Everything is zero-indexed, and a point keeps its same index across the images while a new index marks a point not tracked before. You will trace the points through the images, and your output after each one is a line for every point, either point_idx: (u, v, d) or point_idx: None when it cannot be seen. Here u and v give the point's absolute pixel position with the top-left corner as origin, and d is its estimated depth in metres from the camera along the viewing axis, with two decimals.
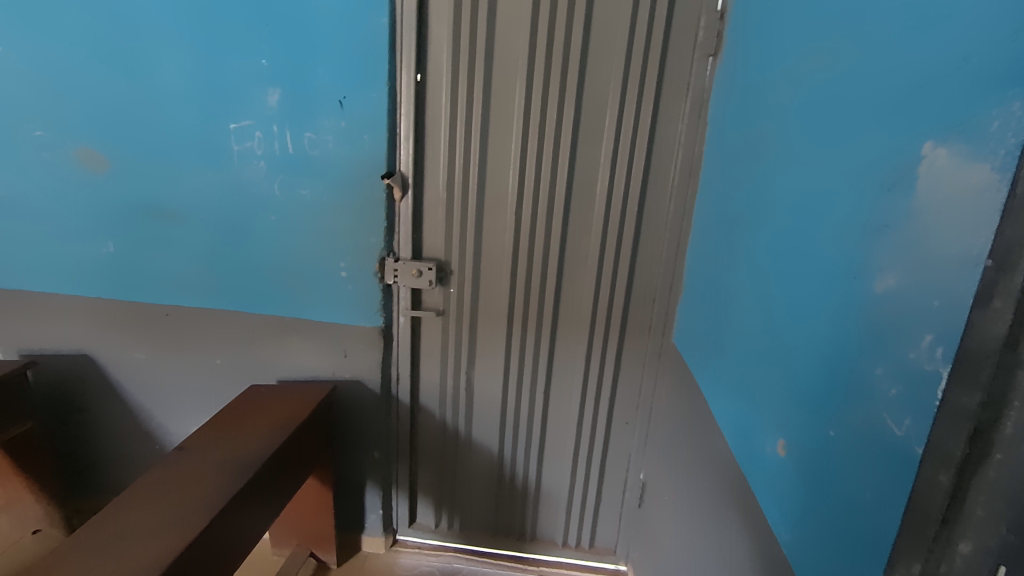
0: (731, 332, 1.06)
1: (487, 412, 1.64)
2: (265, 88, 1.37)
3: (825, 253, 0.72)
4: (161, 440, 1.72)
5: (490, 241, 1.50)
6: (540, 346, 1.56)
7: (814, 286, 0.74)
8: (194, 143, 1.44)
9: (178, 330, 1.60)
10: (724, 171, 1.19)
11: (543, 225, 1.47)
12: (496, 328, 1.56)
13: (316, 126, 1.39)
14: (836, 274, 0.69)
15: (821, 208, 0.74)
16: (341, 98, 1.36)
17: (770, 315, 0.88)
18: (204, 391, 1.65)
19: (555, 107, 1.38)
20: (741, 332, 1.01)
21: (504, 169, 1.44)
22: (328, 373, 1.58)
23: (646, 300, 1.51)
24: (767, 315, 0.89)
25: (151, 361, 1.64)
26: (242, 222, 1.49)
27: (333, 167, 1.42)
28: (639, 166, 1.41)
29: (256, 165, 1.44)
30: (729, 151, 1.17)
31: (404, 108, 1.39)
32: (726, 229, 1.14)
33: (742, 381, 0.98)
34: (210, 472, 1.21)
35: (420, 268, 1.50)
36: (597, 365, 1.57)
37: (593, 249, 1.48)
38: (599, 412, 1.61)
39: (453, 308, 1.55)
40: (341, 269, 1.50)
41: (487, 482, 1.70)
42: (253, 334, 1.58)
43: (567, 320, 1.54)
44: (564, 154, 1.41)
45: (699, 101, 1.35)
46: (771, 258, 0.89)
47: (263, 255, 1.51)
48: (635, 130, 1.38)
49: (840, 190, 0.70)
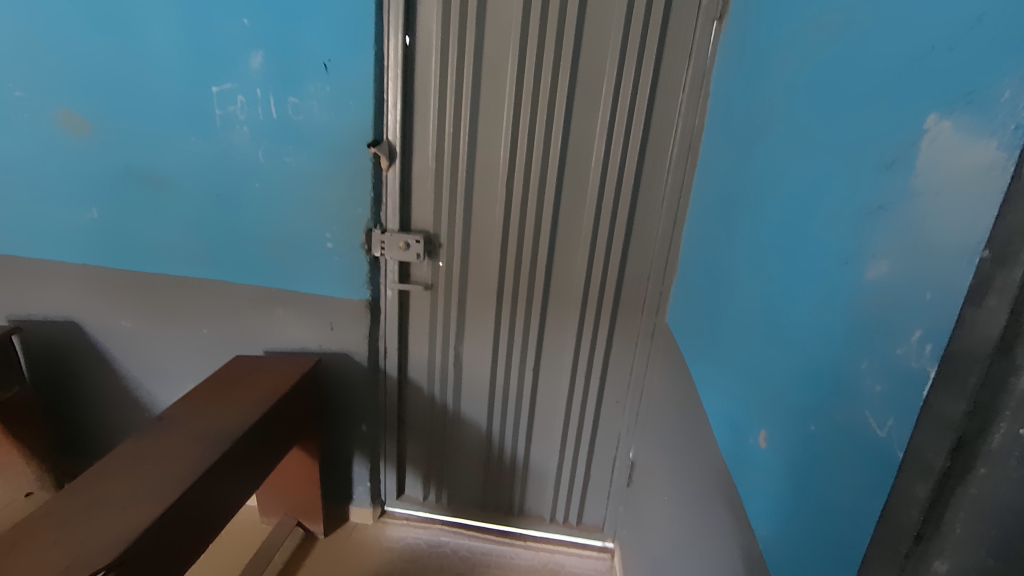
0: (721, 316, 1.02)
1: (475, 388, 1.61)
2: (247, 49, 1.31)
3: (817, 237, 0.67)
4: (150, 408, 1.72)
5: (480, 214, 1.45)
6: (530, 323, 1.53)
7: (806, 271, 0.70)
8: (176, 106, 1.39)
9: (165, 298, 1.58)
10: (722, 145, 1.13)
11: (535, 199, 1.41)
12: (486, 304, 1.52)
13: (301, 91, 1.34)
14: (828, 260, 0.64)
15: (816, 188, 0.69)
16: (326, 61, 1.30)
17: (760, 300, 0.84)
18: (192, 361, 1.64)
19: (550, 74, 1.31)
20: (730, 316, 0.97)
21: (495, 140, 1.38)
22: (315, 345, 1.56)
23: (640, 279, 1.46)
24: (758, 300, 0.85)
25: (138, 330, 1.63)
26: (227, 189, 1.45)
27: (318, 134, 1.37)
28: (636, 139, 1.34)
29: (240, 130, 1.39)
30: (728, 123, 1.11)
31: (391, 73, 1.33)
32: (722, 207, 1.09)
33: (729, 368, 0.95)
34: (185, 446, 1.20)
35: (408, 240, 1.45)
36: (588, 343, 1.53)
37: (586, 224, 1.43)
38: (589, 391, 1.58)
39: (441, 282, 1.52)
40: (327, 239, 1.46)
41: (475, 458, 1.69)
42: (239, 304, 1.55)
43: (559, 297, 1.50)
44: (558, 125, 1.35)
45: (702, 70, 1.27)
46: (764, 240, 0.85)
47: (248, 225, 1.47)
48: (633, 100, 1.32)
49: (837, 168, 0.64)
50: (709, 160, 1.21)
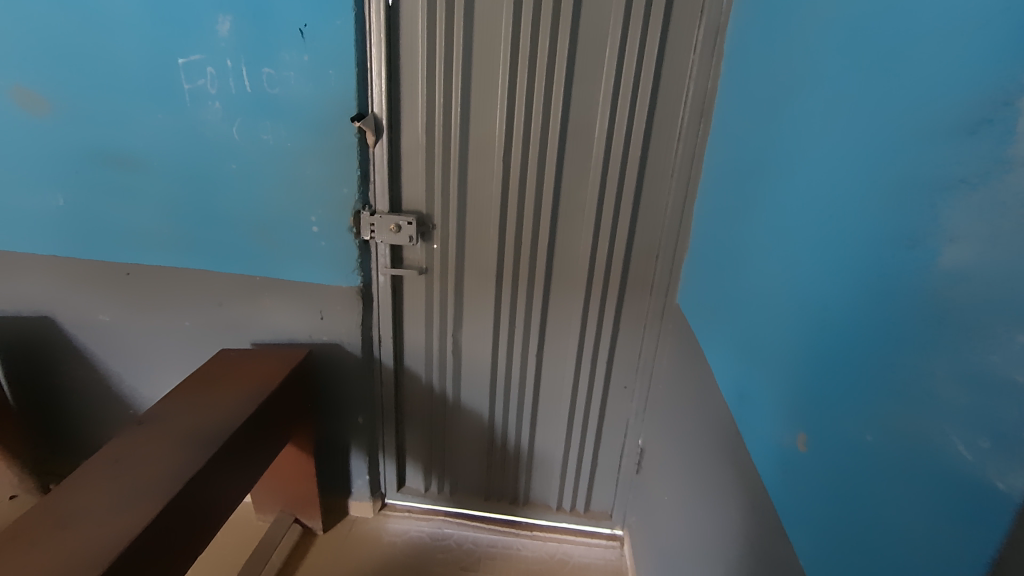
0: (743, 298, 0.93)
1: (475, 375, 1.53)
2: (214, 14, 1.19)
3: (866, 212, 0.58)
4: (135, 405, 1.64)
5: (476, 192, 1.35)
6: (532, 305, 1.44)
7: (850, 252, 0.61)
8: (140, 81, 1.27)
9: (143, 289, 1.48)
10: (740, 110, 1.03)
11: (534, 174, 1.31)
12: (485, 287, 1.43)
13: (275, 61, 1.22)
14: (880, 240, 0.55)
15: (863, 156, 0.60)
16: (302, 26, 1.18)
17: (792, 283, 0.75)
18: (176, 355, 1.56)
19: (548, 36, 1.19)
20: (754, 299, 0.88)
21: (490, 111, 1.27)
22: (305, 336, 1.47)
23: (648, 257, 1.37)
24: (788, 283, 0.76)
25: (117, 324, 1.54)
26: (201, 171, 1.34)
27: (296, 108, 1.26)
28: (644, 106, 1.23)
29: (211, 105, 1.27)
30: (748, 86, 1.00)
31: (374, 39, 1.22)
32: (741, 179, 0.99)
33: (754, 357, 0.86)
34: (169, 449, 1.11)
35: (399, 222, 1.36)
36: (594, 326, 1.45)
37: (590, 200, 1.33)
38: (596, 375, 1.51)
39: (436, 266, 1.42)
40: (313, 223, 1.36)
41: (477, 447, 1.62)
42: (222, 295, 1.46)
43: (562, 278, 1.41)
44: (559, 92, 1.24)
45: (715, 26, 1.15)
46: (794, 216, 0.75)
47: (226, 209, 1.37)
48: (639, 63, 1.20)
49: (893, 133, 0.55)
50: (725, 127, 1.11)
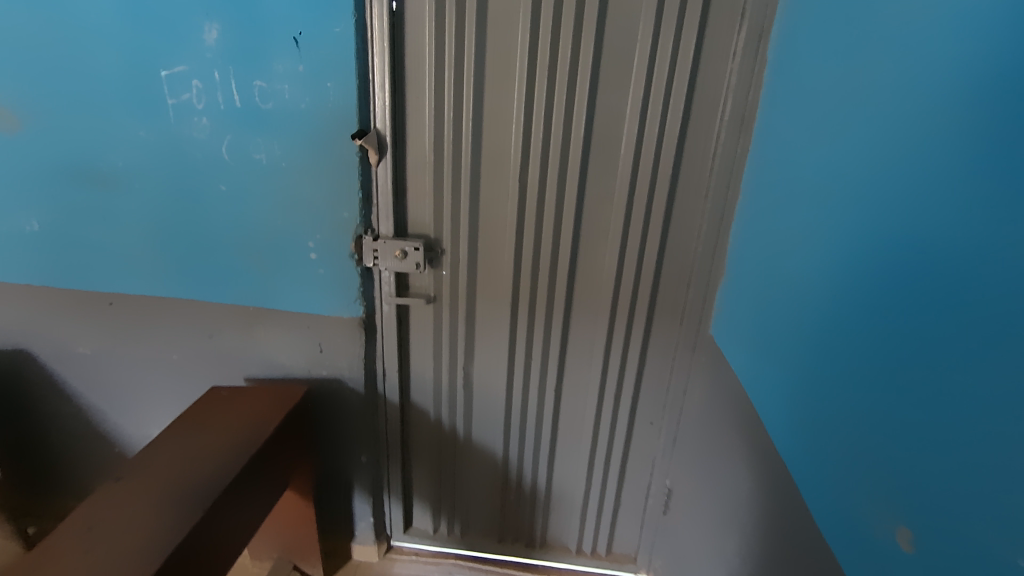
0: (806, 344, 0.81)
1: (488, 410, 1.41)
2: (200, 21, 1.07)
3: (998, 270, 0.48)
4: (120, 444, 1.51)
5: (489, 214, 1.23)
6: (551, 334, 1.32)
7: (974, 316, 0.51)
8: (118, 94, 1.15)
9: (126, 320, 1.37)
10: (795, 127, 0.91)
11: (554, 193, 1.19)
12: (499, 315, 1.31)
13: (268, 73, 1.10)
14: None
15: (991, 200, 0.50)
16: (296, 33, 1.07)
17: (890, 341, 0.63)
18: (163, 391, 1.44)
19: (570, 43, 1.08)
20: (827, 349, 0.76)
21: (505, 125, 1.15)
22: (303, 370, 1.35)
23: (679, 283, 1.25)
24: (881, 339, 0.64)
25: (99, 358, 1.42)
26: (187, 193, 1.22)
27: (292, 123, 1.14)
28: (676, 120, 1.11)
29: (197, 121, 1.16)
30: (804, 99, 0.88)
31: (377, 47, 1.10)
32: (799, 205, 0.87)
33: (827, 417, 0.74)
34: (158, 505, 1.00)
35: (405, 248, 1.24)
36: (618, 358, 1.33)
37: (616, 223, 1.21)
38: (620, 410, 1.38)
39: (445, 294, 1.30)
40: (310, 249, 1.24)
41: (490, 486, 1.50)
42: (212, 326, 1.34)
43: (583, 307, 1.29)
44: (581, 105, 1.12)
45: (757, 32, 1.04)
46: (890, 260, 0.63)
47: (216, 234, 1.25)
48: (671, 73, 1.09)
49: None
50: (772, 144, 1.00)
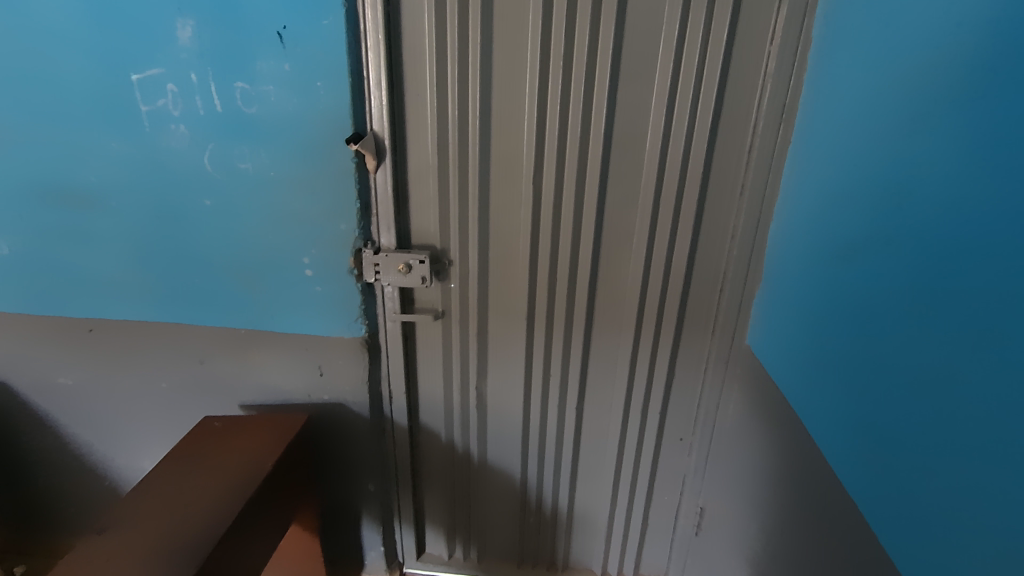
0: (875, 367, 0.71)
1: (505, 430, 1.32)
2: (172, 18, 0.96)
3: None
4: (109, 477, 1.41)
5: (500, 221, 1.12)
6: (571, 349, 1.22)
7: None
8: (85, 103, 1.04)
9: (109, 348, 1.26)
10: (852, 117, 0.81)
11: (571, 197, 1.08)
12: (514, 330, 1.21)
13: (250, 74, 0.99)
14: None
15: None
16: (280, 28, 0.95)
17: (996, 370, 0.52)
18: (153, 421, 1.34)
19: (587, 29, 0.96)
20: (902, 375, 0.65)
21: (517, 124, 1.04)
22: (303, 395, 1.25)
23: (710, 289, 1.15)
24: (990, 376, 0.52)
25: (82, 388, 1.31)
26: (167, 209, 1.11)
27: (279, 129, 1.03)
28: (707, 111, 1.01)
29: (175, 130, 1.05)
30: (862, 86, 0.78)
31: (370, 41, 0.99)
32: (859, 208, 0.77)
33: (909, 454, 0.64)
34: (142, 562, 0.90)
35: (409, 261, 1.13)
36: (644, 372, 1.23)
37: (641, 227, 1.10)
38: (646, 427, 1.29)
39: (455, 309, 1.20)
40: (306, 265, 1.13)
41: (508, 509, 1.40)
42: (203, 351, 1.24)
43: (606, 318, 1.19)
44: (601, 98, 1.01)
45: (801, 9, 0.94)
46: (992, 273, 0.53)
47: (201, 252, 1.14)
48: (701, 59, 0.98)
49: None
50: (821, 136, 0.90)
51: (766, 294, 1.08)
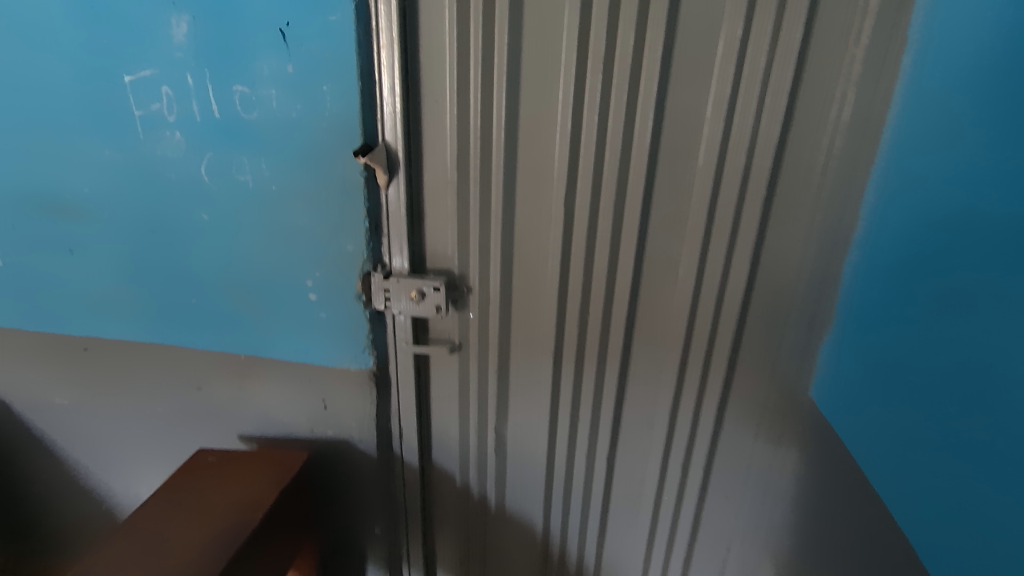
0: (969, 450, 0.57)
1: (526, 476, 1.18)
2: (166, 14, 0.86)
3: None
4: (105, 502, 1.33)
5: (527, 245, 0.99)
6: (604, 391, 1.08)
7: None
8: (76, 108, 0.94)
9: (104, 369, 1.17)
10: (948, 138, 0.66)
11: (608, 219, 0.94)
12: (539, 368, 1.07)
13: (250, 76, 0.89)
14: None
15: None
16: (282, 25, 0.85)
17: None
18: (149, 449, 1.24)
19: (632, 25, 0.82)
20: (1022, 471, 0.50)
21: (548, 134, 0.91)
22: (305, 429, 1.14)
23: (768, 328, 1.00)
24: None
25: (78, 410, 1.23)
26: (163, 223, 1.01)
27: (282, 138, 0.92)
28: (773, 124, 0.85)
29: (170, 137, 0.95)
30: (966, 100, 0.63)
31: (382, 39, 0.87)
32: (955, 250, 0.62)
33: None
34: None
35: (423, 288, 1.00)
36: (688, 419, 1.07)
37: (688, 256, 0.96)
38: (688, 480, 1.13)
39: (473, 340, 1.07)
40: (310, 289, 1.02)
41: (527, 562, 1.26)
42: (200, 377, 1.14)
43: (645, 357, 1.05)
44: (647, 106, 0.87)
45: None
46: None
47: (199, 270, 1.04)
48: (768, 63, 0.83)
49: None
50: (909, 158, 0.75)
51: (843, 339, 0.91)
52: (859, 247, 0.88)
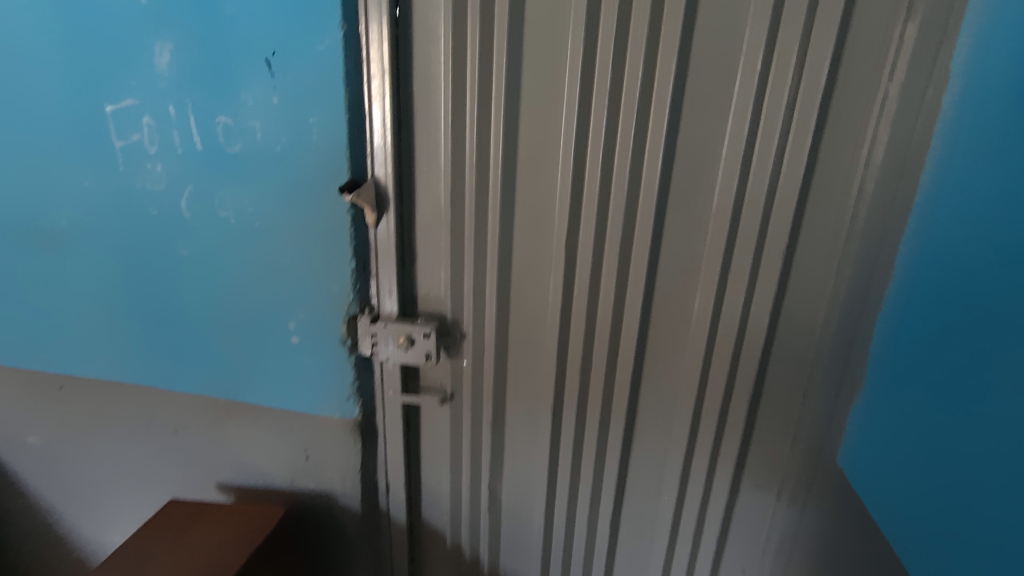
0: None
1: (522, 539, 1.08)
2: (149, 41, 0.82)
3: None
4: (78, 548, 1.25)
5: (525, 290, 0.91)
6: (608, 449, 0.99)
7: None
8: (57, 139, 0.90)
9: (78, 408, 1.10)
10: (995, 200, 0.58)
11: (613, 265, 0.86)
12: (537, 421, 0.98)
13: (234, 106, 0.84)
14: None
15: None
16: (269, 54, 0.80)
17: None
18: (123, 494, 1.17)
19: (641, 57, 0.75)
20: None
21: (549, 172, 0.84)
22: (285, 480, 1.06)
23: (790, 386, 0.90)
24: None
25: (51, 450, 1.16)
26: (140, 259, 0.95)
27: (266, 171, 0.86)
28: (796, 166, 0.78)
29: (151, 169, 0.89)
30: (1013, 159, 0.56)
31: (373, 70, 0.82)
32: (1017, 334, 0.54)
33: None
34: None
35: (412, 333, 0.93)
36: (700, 483, 0.98)
37: (701, 306, 0.87)
38: (700, 551, 1.03)
39: (466, 391, 0.98)
40: (292, 331, 0.95)
41: None
42: (177, 420, 1.07)
43: (653, 414, 0.96)
44: (656, 143, 0.80)
45: (937, 32, 0.70)
46: None
47: (176, 309, 0.97)
48: (791, 100, 0.75)
49: None
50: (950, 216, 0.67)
51: (877, 406, 0.80)
52: (894, 303, 0.78)
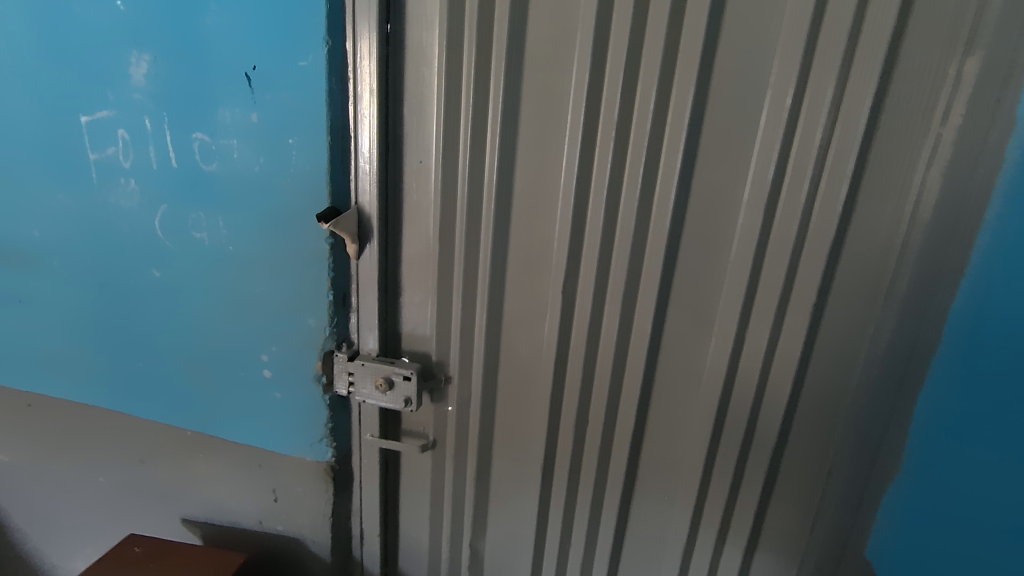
0: None
1: None
2: (125, 51, 0.76)
3: None
4: (44, 572, 1.19)
5: (517, 335, 0.83)
6: (603, 515, 0.89)
7: None
8: (32, 150, 0.85)
9: (46, 429, 1.05)
10: None
11: (615, 315, 0.77)
12: (525, 479, 0.89)
13: (211, 123, 0.77)
14: None
15: None
16: (248, 69, 0.73)
17: None
18: (88, 522, 1.10)
19: (654, 88, 0.67)
20: None
21: (547, 210, 0.76)
22: (254, 520, 0.99)
23: (812, 461, 0.80)
24: None
25: (18, 469, 1.11)
26: (111, 279, 0.89)
27: (243, 193, 0.80)
28: (828, 218, 0.68)
29: (125, 185, 0.83)
30: None
31: (361, 90, 0.75)
32: None
33: None
34: None
35: (392, 375, 0.84)
36: (705, 561, 0.87)
37: (713, 367, 0.77)
38: None
39: (449, 440, 0.90)
40: (265, 365, 0.88)
41: None
42: (144, 449, 1.00)
43: (655, 480, 0.86)
44: (667, 185, 0.71)
45: (1002, 72, 0.62)
46: None
47: (147, 333, 0.91)
48: (825, 142, 0.66)
49: None
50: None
51: (944, 492, 0.69)
52: (963, 372, 0.67)
